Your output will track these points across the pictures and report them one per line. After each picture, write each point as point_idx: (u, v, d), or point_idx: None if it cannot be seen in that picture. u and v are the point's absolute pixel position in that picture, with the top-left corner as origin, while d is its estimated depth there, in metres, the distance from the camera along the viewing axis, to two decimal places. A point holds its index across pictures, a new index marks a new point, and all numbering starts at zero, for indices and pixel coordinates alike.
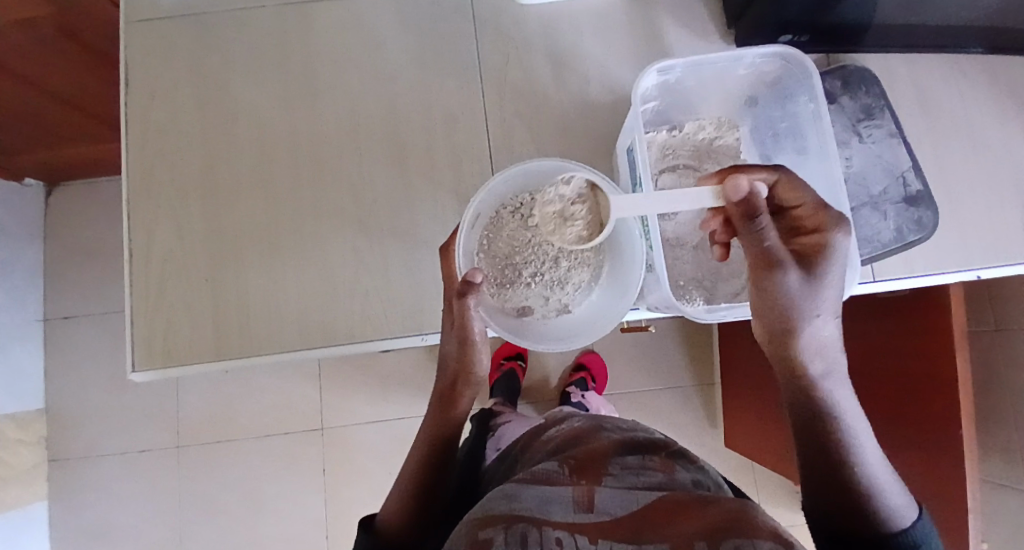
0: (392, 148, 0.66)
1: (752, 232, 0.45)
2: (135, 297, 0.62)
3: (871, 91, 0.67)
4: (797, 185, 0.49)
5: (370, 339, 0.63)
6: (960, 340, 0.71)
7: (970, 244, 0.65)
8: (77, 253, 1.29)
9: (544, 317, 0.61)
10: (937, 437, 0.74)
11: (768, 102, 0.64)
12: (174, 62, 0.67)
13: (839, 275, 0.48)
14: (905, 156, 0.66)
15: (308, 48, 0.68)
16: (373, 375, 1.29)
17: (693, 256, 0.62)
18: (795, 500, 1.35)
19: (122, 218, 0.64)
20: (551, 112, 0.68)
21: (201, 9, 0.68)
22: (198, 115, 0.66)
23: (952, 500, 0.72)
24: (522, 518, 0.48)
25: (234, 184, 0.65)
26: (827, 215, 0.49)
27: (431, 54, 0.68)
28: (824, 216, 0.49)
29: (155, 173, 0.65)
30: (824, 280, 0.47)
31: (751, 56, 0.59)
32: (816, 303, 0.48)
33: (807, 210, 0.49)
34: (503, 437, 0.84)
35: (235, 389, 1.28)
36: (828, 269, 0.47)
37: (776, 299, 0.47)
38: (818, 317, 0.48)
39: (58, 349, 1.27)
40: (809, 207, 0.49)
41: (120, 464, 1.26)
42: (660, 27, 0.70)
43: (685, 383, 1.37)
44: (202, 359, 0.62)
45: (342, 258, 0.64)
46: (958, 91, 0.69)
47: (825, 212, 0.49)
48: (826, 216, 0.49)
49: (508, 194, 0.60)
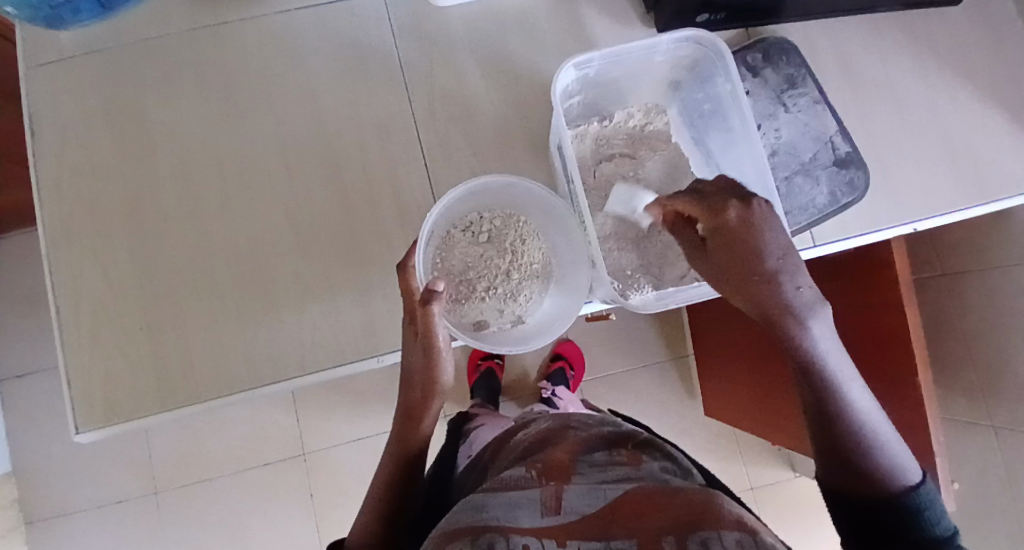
0: (325, 168, 0.65)
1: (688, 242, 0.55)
2: (70, 355, 0.60)
3: (792, 60, 0.68)
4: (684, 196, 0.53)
5: (323, 367, 0.62)
6: (907, 292, 0.74)
7: (904, 201, 0.67)
8: (24, 307, 1.24)
9: (500, 328, 0.61)
10: (895, 388, 0.76)
11: (688, 86, 0.65)
12: (84, 104, 0.64)
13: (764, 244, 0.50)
14: (832, 121, 0.68)
15: (223, 74, 0.65)
16: (349, 393, 1.28)
17: (636, 244, 0.62)
18: (779, 459, 1.38)
19: (45, 273, 0.61)
20: (483, 112, 0.67)
21: (104, 44, 0.65)
22: (114, 157, 0.64)
23: (917, 447, 0.74)
24: (489, 528, 0.47)
25: (160, 225, 0.63)
26: (706, 206, 0.51)
27: (353, 66, 0.67)
28: (706, 205, 0.51)
29: (76, 223, 0.62)
30: (731, 258, 0.50)
31: (664, 43, 0.60)
32: (744, 277, 0.50)
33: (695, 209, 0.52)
34: (475, 441, 0.84)
35: (207, 424, 1.25)
36: (730, 244, 0.50)
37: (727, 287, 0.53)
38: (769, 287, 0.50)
39: (14, 408, 1.22)
40: (694, 204, 0.52)
41: (96, 518, 1.22)
42: (582, 15, 0.69)
43: (661, 359, 1.38)
44: (146, 411, 0.60)
45: (285, 288, 0.62)
46: (878, 50, 0.70)
47: (707, 202, 0.51)
48: (706, 206, 0.51)
49: (458, 215, 0.62)
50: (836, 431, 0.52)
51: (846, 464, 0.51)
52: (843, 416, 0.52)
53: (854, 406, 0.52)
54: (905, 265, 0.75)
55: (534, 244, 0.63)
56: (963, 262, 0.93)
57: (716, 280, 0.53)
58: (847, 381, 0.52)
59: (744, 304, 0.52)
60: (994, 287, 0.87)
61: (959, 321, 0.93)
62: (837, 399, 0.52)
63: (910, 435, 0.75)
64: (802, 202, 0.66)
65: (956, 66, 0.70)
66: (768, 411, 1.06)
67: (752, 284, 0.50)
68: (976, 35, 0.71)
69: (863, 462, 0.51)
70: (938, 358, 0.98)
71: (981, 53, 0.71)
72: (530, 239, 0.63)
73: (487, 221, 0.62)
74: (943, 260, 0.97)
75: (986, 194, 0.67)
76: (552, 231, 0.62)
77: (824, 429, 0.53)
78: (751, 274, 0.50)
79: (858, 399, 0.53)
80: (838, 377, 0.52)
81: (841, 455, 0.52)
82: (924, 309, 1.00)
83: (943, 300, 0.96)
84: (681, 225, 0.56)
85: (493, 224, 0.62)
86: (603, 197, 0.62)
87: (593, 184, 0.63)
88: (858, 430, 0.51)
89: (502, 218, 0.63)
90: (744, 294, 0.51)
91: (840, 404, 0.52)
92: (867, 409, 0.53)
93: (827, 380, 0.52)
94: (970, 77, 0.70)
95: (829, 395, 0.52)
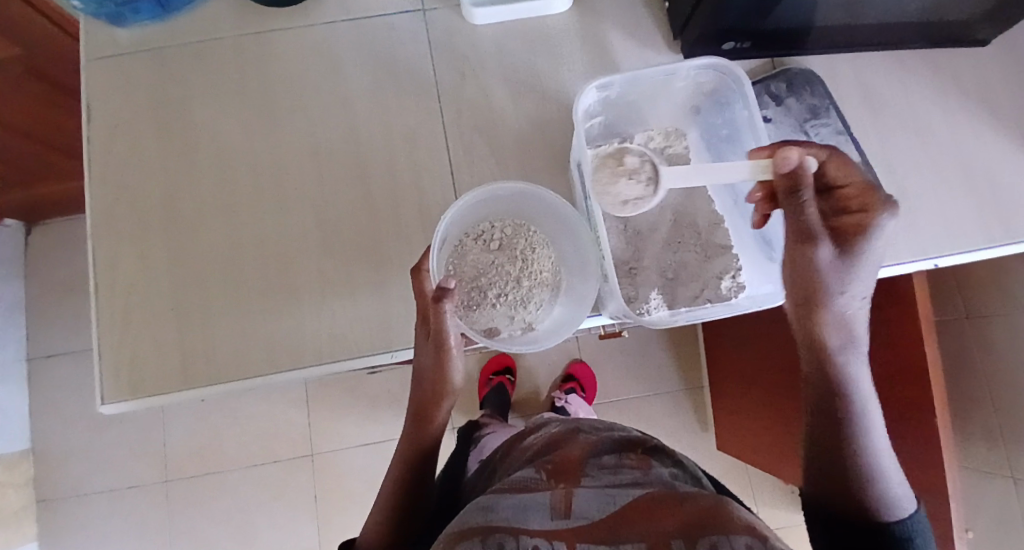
0: (353, 170, 0.67)
1: (796, 203, 0.50)
2: (102, 330, 0.63)
3: (816, 91, 0.70)
4: (848, 164, 0.53)
5: (339, 359, 0.63)
6: (928, 327, 0.71)
7: (926, 235, 0.66)
8: (60, 290, 1.29)
9: (510, 336, 0.61)
10: (912, 425, 0.75)
11: (708, 111, 0.66)
12: (137, 96, 0.68)
13: (876, 250, 0.52)
14: (854, 151, 0.68)
15: (267, 77, 0.69)
16: (361, 396, 1.29)
17: (658, 256, 0.63)
18: (792, 499, 1.34)
19: (88, 253, 0.64)
20: (509, 127, 0.69)
21: (161, 42, 0.69)
22: (161, 147, 0.67)
23: (933, 489, 0.72)
24: (498, 529, 0.47)
25: (198, 212, 0.66)
26: (876, 195, 0.51)
27: (388, 77, 0.70)
28: (877, 196, 0.51)
29: (120, 206, 0.66)
30: (866, 250, 0.51)
31: (685, 69, 0.62)
32: (853, 271, 0.52)
33: (856, 188, 0.52)
34: (485, 448, 0.85)
35: (222, 420, 1.28)
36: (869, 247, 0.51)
37: (810, 269, 0.51)
38: (854, 293, 0.52)
39: (41, 387, 1.26)
40: (861, 185, 0.52)
41: (107, 503, 1.25)
42: (611, 39, 0.72)
43: (674, 387, 1.37)
44: (170, 388, 0.62)
45: (309, 279, 0.65)
46: (903, 85, 0.71)
47: (874, 193, 0.52)
48: (876, 196, 0.52)
49: (470, 224, 0.64)
50: (844, 453, 0.51)
51: (839, 483, 0.51)
52: (853, 441, 0.51)
53: (869, 436, 0.52)
54: (926, 299, 0.72)
55: (544, 253, 0.64)
56: (988, 304, 0.91)
57: (817, 265, 0.51)
58: (872, 413, 0.52)
59: (829, 298, 0.52)
60: (1018, 332, 0.86)
61: (980, 363, 0.92)
62: (853, 422, 0.52)
63: (929, 476, 0.73)
64: None
65: (982, 105, 0.71)
66: (781, 445, 1.05)
67: (847, 282, 0.52)
68: (1004, 75, 0.72)
69: (857, 484, 0.50)
70: (959, 401, 0.96)
71: (1009, 94, 0.71)
72: (541, 248, 0.64)
73: (498, 230, 0.63)
74: (968, 301, 0.95)
75: (1011, 233, 0.67)
76: (565, 240, 0.65)
77: (831, 442, 0.52)
78: (853, 275, 0.52)
79: (878, 437, 0.52)
80: (860, 401, 0.52)
81: (835, 472, 0.51)
82: (946, 351, 0.98)
83: (963, 342, 0.95)
84: (807, 189, 0.49)
85: (503, 232, 0.64)
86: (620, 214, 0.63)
87: None
88: (866, 457, 0.51)
89: (513, 227, 0.64)
90: (838, 285, 0.52)
91: (861, 431, 0.52)
92: (879, 442, 0.52)
93: (846, 402, 0.52)
94: (996, 116, 0.70)
95: (848, 418, 0.52)
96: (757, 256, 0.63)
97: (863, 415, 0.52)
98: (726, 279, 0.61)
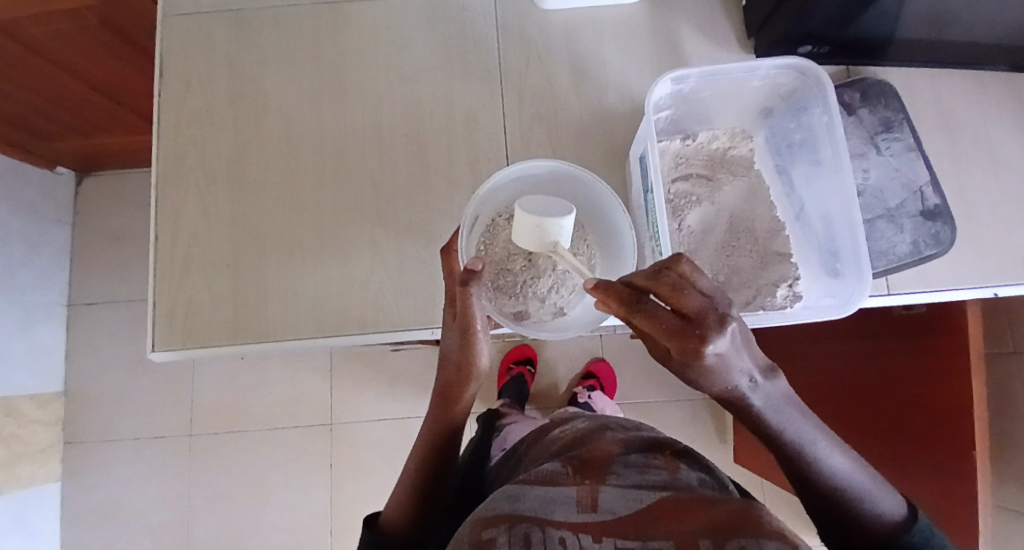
0: (413, 144, 0.68)
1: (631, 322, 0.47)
2: (159, 281, 0.64)
3: (890, 105, 0.68)
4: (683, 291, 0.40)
5: (384, 330, 0.64)
6: (977, 361, 0.69)
7: (991, 264, 0.64)
8: (106, 239, 1.33)
9: (540, 320, 0.60)
10: (943, 460, 0.72)
11: (781, 115, 0.65)
12: (211, 54, 0.69)
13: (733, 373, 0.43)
14: (924, 171, 0.66)
15: (338, 46, 0.70)
16: (383, 371, 1.31)
17: (711, 259, 0.62)
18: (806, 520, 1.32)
19: (151, 203, 0.66)
20: (568, 117, 0.69)
21: (238, 4, 0.70)
22: (229, 107, 0.68)
23: (962, 525, 0.70)
24: (524, 517, 0.47)
25: (260, 172, 0.67)
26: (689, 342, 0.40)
27: (454, 57, 0.70)
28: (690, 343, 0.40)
29: (186, 161, 0.67)
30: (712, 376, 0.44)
31: (765, 68, 0.60)
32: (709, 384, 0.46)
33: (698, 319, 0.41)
34: (508, 437, 0.85)
35: (248, 381, 1.30)
36: (701, 377, 0.44)
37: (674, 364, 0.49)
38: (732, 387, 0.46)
39: (80, 332, 1.30)
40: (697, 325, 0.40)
41: (131, 449, 1.28)
42: (683, 35, 0.71)
43: (696, 396, 1.36)
44: (218, 342, 0.63)
45: (360, 249, 0.65)
46: (982, 108, 0.68)
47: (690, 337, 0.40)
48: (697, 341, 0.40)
49: (505, 202, 0.62)
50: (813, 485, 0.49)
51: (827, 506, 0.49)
52: (817, 473, 0.49)
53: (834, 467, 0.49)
54: (978, 330, 0.70)
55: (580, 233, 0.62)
56: None
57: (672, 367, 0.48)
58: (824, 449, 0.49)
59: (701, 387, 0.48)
60: None
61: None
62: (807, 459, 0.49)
63: (958, 513, 0.71)
64: (882, 247, 0.64)
65: None
66: None
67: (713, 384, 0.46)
68: None
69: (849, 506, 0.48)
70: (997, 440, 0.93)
71: None
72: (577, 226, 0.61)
73: None
74: (1017, 337, 0.92)
75: None
76: (602, 226, 0.62)
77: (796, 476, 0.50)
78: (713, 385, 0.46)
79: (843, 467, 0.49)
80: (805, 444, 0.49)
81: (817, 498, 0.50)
82: (988, 388, 0.96)
83: (1007, 380, 0.93)
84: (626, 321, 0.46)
85: None
86: (676, 212, 0.62)
87: (671, 198, 0.62)
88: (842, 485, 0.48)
89: None
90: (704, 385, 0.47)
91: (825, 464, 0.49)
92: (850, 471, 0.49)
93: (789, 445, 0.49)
94: None
95: (797, 453, 0.49)
96: (816, 269, 0.62)
97: (815, 454, 0.49)
98: (782, 287, 0.60)
